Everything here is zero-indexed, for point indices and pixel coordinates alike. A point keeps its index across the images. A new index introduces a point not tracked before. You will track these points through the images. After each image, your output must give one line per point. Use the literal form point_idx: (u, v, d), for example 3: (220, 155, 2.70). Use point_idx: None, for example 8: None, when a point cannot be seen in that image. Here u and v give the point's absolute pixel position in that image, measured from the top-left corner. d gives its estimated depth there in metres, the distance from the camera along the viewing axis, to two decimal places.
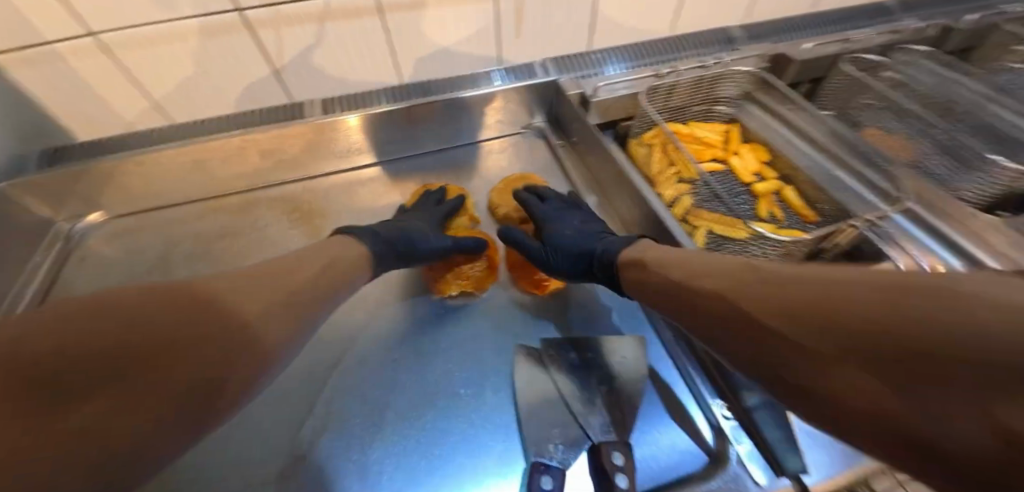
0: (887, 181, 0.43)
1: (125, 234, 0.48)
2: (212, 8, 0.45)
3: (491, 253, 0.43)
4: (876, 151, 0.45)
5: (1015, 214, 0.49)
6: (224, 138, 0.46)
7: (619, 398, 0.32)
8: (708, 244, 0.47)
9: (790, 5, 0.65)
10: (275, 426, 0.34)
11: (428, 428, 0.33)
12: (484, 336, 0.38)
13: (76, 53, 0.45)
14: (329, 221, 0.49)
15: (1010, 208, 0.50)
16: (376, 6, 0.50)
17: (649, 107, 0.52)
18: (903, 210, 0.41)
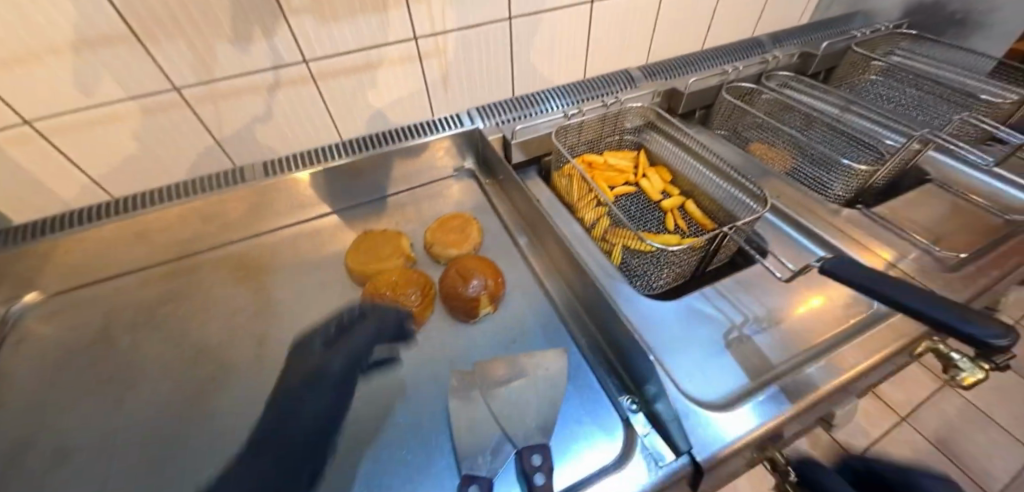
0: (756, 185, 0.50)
1: (63, 312, 0.47)
2: (151, 89, 0.51)
3: (427, 289, 0.45)
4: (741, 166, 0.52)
5: (869, 205, 0.59)
6: (164, 208, 0.49)
7: (539, 403, 0.37)
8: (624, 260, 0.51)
9: (663, 51, 0.81)
10: (219, 481, 0.34)
11: (372, 459, 0.34)
12: (422, 367, 0.40)
13: (19, 142, 0.48)
14: (272, 276, 0.50)
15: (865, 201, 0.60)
16: (308, 76, 0.58)
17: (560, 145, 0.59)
18: (768, 205, 0.48)
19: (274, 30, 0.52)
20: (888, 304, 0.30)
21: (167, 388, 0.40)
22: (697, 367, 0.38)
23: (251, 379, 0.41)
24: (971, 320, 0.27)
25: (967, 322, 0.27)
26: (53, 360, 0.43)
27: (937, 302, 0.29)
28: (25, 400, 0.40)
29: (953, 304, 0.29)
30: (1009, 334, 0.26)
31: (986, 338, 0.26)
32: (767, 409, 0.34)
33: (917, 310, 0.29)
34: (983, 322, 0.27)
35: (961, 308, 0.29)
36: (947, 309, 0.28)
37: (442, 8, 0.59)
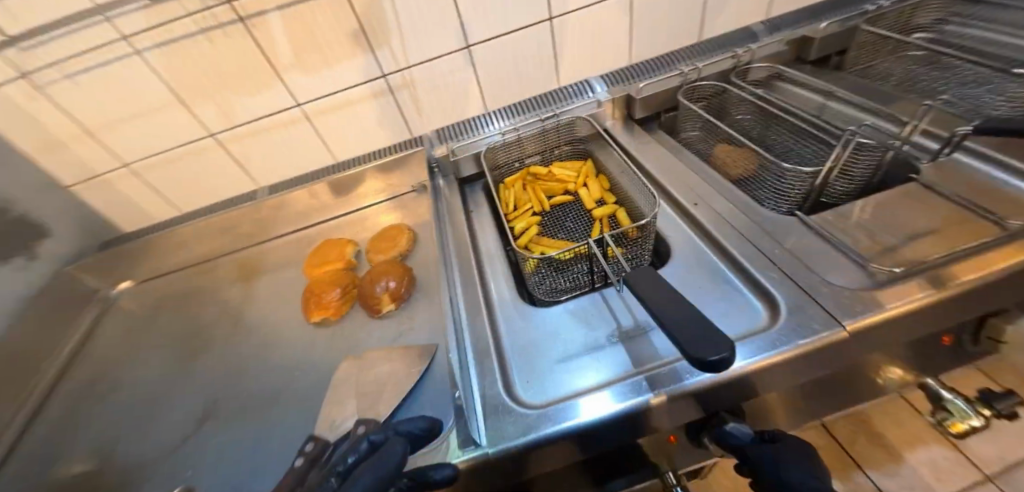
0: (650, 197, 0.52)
1: (139, 295, 0.69)
2: (195, 137, 0.70)
3: (350, 289, 0.55)
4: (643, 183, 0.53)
5: (806, 213, 0.51)
6: (194, 224, 0.70)
7: (391, 388, 0.42)
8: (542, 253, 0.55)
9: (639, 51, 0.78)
10: (183, 419, 0.48)
11: (271, 418, 0.44)
12: (330, 354, 0.49)
13: (123, 179, 0.72)
14: (262, 275, 0.65)
15: (805, 209, 0.52)
16: (303, 115, 0.72)
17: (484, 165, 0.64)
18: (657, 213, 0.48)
19: (271, 84, 0.67)
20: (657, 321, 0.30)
21: (177, 352, 0.57)
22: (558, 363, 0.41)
23: (224, 351, 0.55)
24: (700, 344, 0.26)
25: (693, 342, 0.27)
26: (127, 328, 0.64)
27: (695, 323, 0.28)
28: (106, 351, 0.61)
29: (708, 324, 0.28)
30: (729, 354, 0.26)
31: (706, 357, 0.26)
32: (580, 411, 0.35)
33: (674, 326, 0.29)
34: (712, 341, 0.26)
35: (713, 328, 0.28)
36: (696, 329, 0.28)
37: (401, 46, 0.68)
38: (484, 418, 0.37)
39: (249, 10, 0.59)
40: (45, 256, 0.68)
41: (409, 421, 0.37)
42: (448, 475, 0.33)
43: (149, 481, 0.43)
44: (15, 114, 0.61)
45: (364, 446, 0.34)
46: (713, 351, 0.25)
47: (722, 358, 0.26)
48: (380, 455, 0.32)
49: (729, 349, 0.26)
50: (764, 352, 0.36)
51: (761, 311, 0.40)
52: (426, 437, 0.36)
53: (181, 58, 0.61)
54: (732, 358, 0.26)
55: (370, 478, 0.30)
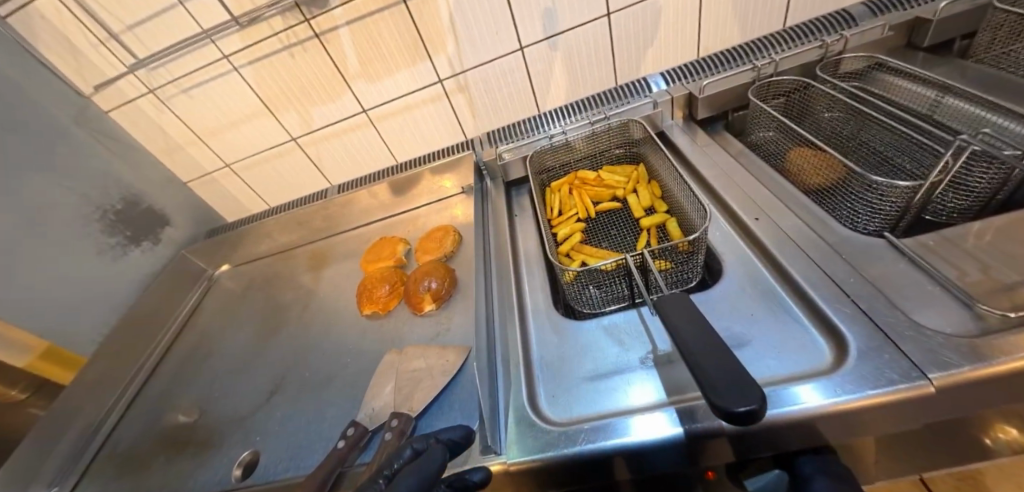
0: (700, 208, 0.48)
1: (234, 277, 0.80)
2: (279, 141, 0.79)
3: (398, 285, 0.59)
4: (695, 192, 0.49)
5: (899, 236, 0.42)
6: (277, 217, 0.79)
7: (425, 385, 0.44)
8: (581, 265, 0.53)
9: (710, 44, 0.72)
10: (258, 390, 0.55)
11: (321, 399, 0.49)
12: (377, 345, 0.53)
13: (227, 177, 0.84)
14: (328, 266, 0.72)
15: (900, 230, 0.43)
16: (369, 119, 0.78)
17: (530, 170, 0.64)
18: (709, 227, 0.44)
19: (340, 92, 0.73)
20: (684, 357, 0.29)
21: (258, 330, 0.66)
22: (587, 383, 0.39)
23: (293, 334, 0.62)
24: (724, 392, 0.25)
25: (718, 389, 0.25)
26: (223, 304, 0.75)
27: (723, 364, 0.26)
28: (208, 322, 0.72)
29: (738, 369, 0.26)
30: (759, 407, 0.24)
31: (731, 407, 0.24)
32: (606, 436, 0.34)
33: (698, 365, 0.27)
34: (739, 389, 0.24)
35: (744, 375, 0.26)
36: (724, 373, 0.26)
37: (457, 51, 0.70)
38: (508, 426, 0.38)
39: (323, 26, 0.65)
40: (169, 239, 0.82)
41: (446, 431, 0.37)
42: (482, 477, 0.33)
43: (229, 439, 0.50)
44: (147, 122, 0.75)
45: (407, 453, 0.34)
46: (738, 402, 0.24)
47: (751, 410, 0.24)
48: (420, 462, 0.31)
49: (759, 401, 0.24)
50: (831, 399, 0.31)
51: (825, 349, 0.35)
52: (461, 448, 0.36)
53: (268, 71, 0.69)
54: (763, 411, 0.24)
55: (411, 483, 0.30)
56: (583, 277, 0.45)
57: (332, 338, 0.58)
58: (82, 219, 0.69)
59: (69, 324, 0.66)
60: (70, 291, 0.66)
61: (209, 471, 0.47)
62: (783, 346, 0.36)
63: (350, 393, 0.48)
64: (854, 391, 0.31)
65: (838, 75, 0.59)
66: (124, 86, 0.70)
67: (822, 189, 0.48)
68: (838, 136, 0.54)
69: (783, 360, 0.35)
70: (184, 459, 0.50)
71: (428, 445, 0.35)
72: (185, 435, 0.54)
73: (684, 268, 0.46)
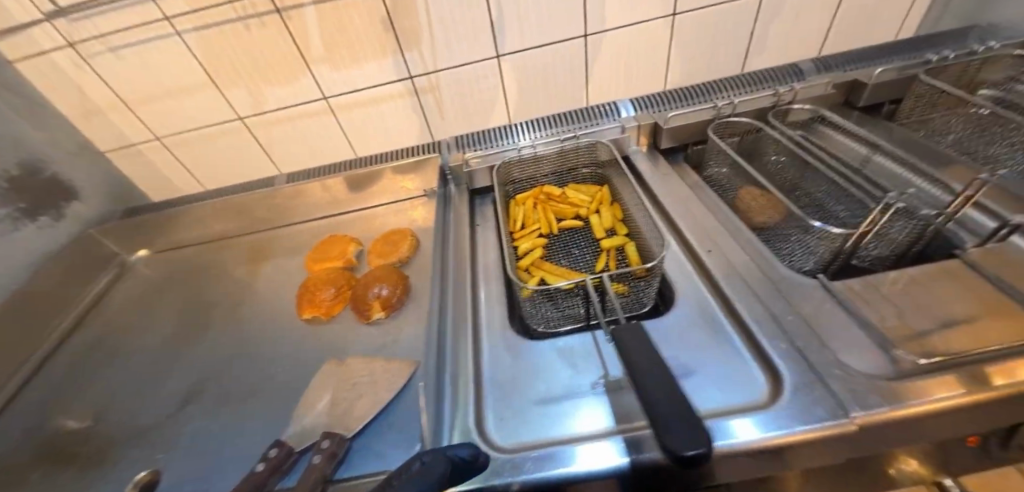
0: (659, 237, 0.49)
1: (154, 264, 0.71)
2: (225, 119, 0.72)
3: (344, 289, 0.54)
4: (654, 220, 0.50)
5: (830, 278, 0.46)
6: (211, 202, 0.71)
7: (366, 401, 0.40)
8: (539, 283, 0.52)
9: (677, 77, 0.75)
10: (170, 396, 0.49)
11: (246, 411, 0.44)
12: (316, 353, 0.49)
13: (156, 151, 0.75)
14: (268, 261, 0.66)
15: (830, 272, 0.47)
16: (329, 107, 0.73)
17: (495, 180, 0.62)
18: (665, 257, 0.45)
19: (300, 75, 0.68)
20: (640, 390, 0.28)
21: (178, 328, 0.59)
22: (539, 407, 0.38)
23: (218, 335, 0.55)
24: (673, 432, 0.25)
25: (669, 429, 0.25)
26: (138, 295, 0.66)
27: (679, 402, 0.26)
28: (116, 314, 0.63)
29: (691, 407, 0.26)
30: (707, 450, 0.24)
31: (680, 450, 0.24)
32: (561, 462, 0.33)
33: (654, 400, 0.27)
34: (687, 431, 0.25)
35: (694, 415, 0.26)
36: (676, 410, 0.26)
37: (432, 50, 0.68)
38: None
39: (287, 3, 0.60)
40: (73, 216, 0.71)
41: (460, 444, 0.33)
42: None
43: (126, 456, 0.43)
44: (62, 81, 0.65)
45: (415, 468, 0.30)
46: (688, 446, 0.24)
47: (699, 453, 0.24)
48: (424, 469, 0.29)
49: (707, 444, 0.24)
50: (765, 432, 0.32)
51: (763, 382, 0.36)
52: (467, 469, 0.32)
53: (220, 42, 0.63)
54: (710, 453, 0.24)
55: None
56: (541, 296, 0.44)
57: (265, 342, 0.52)
58: None
59: None
60: None
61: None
62: (726, 377, 0.38)
63: (280, 406, 0.44)
64: (783, 427, 0.32)
65: (786, 123, 0.63)
66: (37, 37, 0.60)
67: (768, 227, 0.51)
68: (783, 180, 0.58)
69: (726, 391, 0.36)
70: (65, 477, 0.43)
71: (434, 459, 0.30)
72: (76, 445, 0.46)
73: (638, 296, 0.47)
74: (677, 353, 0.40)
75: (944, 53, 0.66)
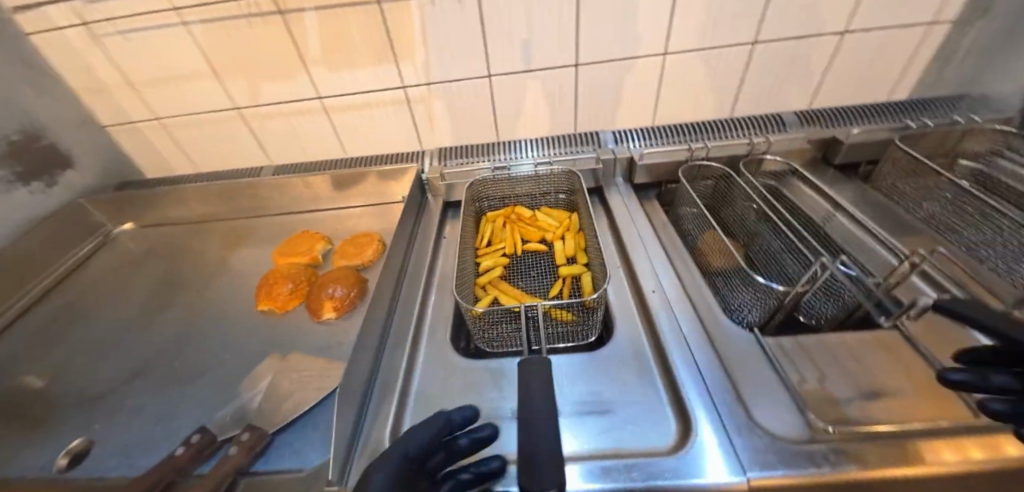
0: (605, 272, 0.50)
1: (137, 238, 0.74)
2: (222, 108, 0.75)
3: (303, 286, 0.56)
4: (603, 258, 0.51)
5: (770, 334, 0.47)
6: (198, 185, 0.74)
7: (296, 399, 0.42)
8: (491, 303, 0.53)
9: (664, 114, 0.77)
10: (120, 369, 0.51)
11: (186, 393, 0.46)
12: (264, 344, 0.51)
13: (154, 130, 0.78)
14: (243, 248, 0.69)
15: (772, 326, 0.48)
16: (323, 107, 0.75)
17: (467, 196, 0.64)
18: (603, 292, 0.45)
19: (297, 73, 0.71)
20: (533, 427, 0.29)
21: (143, 303, 0.61)
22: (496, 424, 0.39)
23: (179, 314, 0.58)
24: (536, 473, 0.26)
25: (531, 470, 0.26)
26: (115, 266, 0.69)
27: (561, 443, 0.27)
28: (91, 283, 0.66)
29: None
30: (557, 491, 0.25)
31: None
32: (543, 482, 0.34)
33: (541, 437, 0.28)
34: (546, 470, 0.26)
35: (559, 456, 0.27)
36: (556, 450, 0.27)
37: (425, 64, 0.70)
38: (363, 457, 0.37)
39: (289, 6, 0.63)
40: (67, 183, 0.74)
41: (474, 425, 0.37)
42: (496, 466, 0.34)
43: (66, 421, 0.45)
44: (71, 56, 0.68)
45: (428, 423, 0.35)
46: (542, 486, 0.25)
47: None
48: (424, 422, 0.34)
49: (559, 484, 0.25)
50: (660, 480, 0.33)
51: (673, 429, 0.37)
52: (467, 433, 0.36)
53: (223, 36, 0.66)
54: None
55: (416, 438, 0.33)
56: (488, 315, 0.46)
57: (220, 327, 0.54)
58: None
59: None
60: None
61: (31, 453, 0.42)
62: (641, 419, 0.38)
63: (218, 392, 0.46)
64: (678, 477, 0.33)
65: (759, 172, 0.64)
66: (52, 13, 0.63)
67: (719, 274, 0.52)
68: (747, 229, 0.59)
69: (637, 434, 0.37)
70: (6, 434, 0.45)
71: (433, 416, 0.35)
72: (23, 405, 0.48)
73: (582, 327, 0.48)
74: (599, 389, 0.41)
75: (927, 120, 0.67)
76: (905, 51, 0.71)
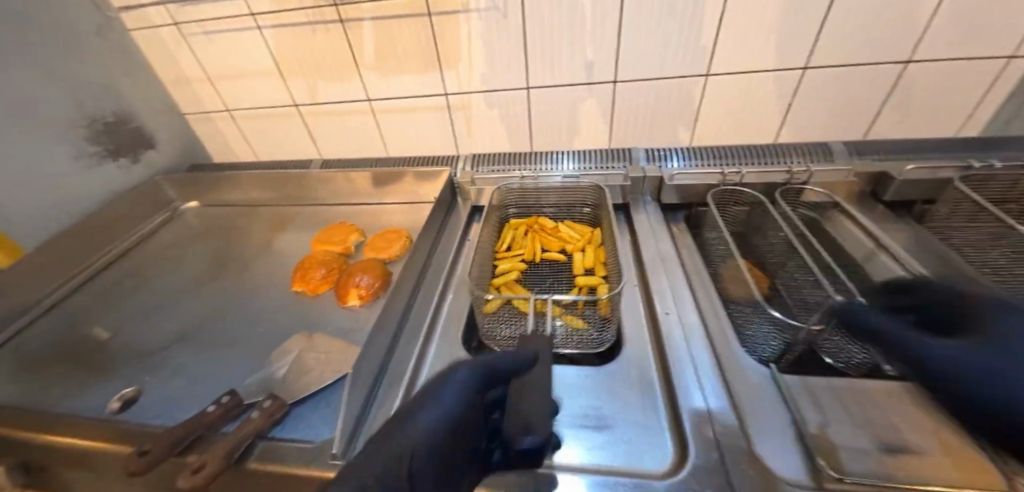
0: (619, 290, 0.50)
1: (200, 217, 0.83)
2: (283, 104, 0.82)
3: (334, 272, 0.60)
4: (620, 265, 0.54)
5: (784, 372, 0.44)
6: (255, 173, 0.81)
7: (315, 377, 0.45)
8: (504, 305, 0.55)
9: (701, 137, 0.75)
10: (170, 331, 0.57)
11: (222, 360, 0.51)
12: (294, 323, 0.55)
13: (224, 121, 0.87)
14: (286, 233, 0.74)
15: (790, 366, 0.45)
16: (371, 109, 0.81)
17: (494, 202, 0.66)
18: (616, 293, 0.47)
19: (351, 77, 0.76)
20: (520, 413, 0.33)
21: (195, 275, 0.67)
22: None
23: (225, 288, 0.63)
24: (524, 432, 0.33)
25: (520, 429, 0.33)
26: (178, 239, 0.77)
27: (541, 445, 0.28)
28: (158, 252, 0.74)
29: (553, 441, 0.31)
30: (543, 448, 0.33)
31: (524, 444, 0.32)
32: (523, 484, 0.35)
33: None
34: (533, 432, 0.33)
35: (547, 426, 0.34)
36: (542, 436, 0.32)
37: (468, 74, 0.74)
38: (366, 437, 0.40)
39: (350, 15, 0.69)
40: (148, 162, 0.84)
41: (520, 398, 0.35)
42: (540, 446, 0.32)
43: (122, 372, 0.51)
44: (163, 51, 0.77)
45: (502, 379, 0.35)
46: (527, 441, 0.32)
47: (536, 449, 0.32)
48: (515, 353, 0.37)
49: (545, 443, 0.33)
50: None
51: (668, 452, 0.37)
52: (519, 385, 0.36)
53: (290, 40, 0.73)
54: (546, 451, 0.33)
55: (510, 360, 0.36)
56: (501, 311, 0.50)
57: (258, 304, 0.59)
58: (71, 122, 0.71)
59: (22, 216, 0.66)
60: (38, 185, 0.67)
61: (93, 395, 0.48)
62: (639, 437, 0.38)
63: (250, 362, 0.50)
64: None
65: (797, 202, 0.62)
66: (152, 14, 0.73)
67: (737, 302, 0.50)
68: (778, 260, 0.57)
69: (632, 451, 0.37)
70: (75, 377, 0.51)
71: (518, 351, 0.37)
72: (90, 353, 0.55)
73: (592, 336, 0.47)
74: (599, 403, 0.41)
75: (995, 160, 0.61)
76: (977, 86, 0.65)
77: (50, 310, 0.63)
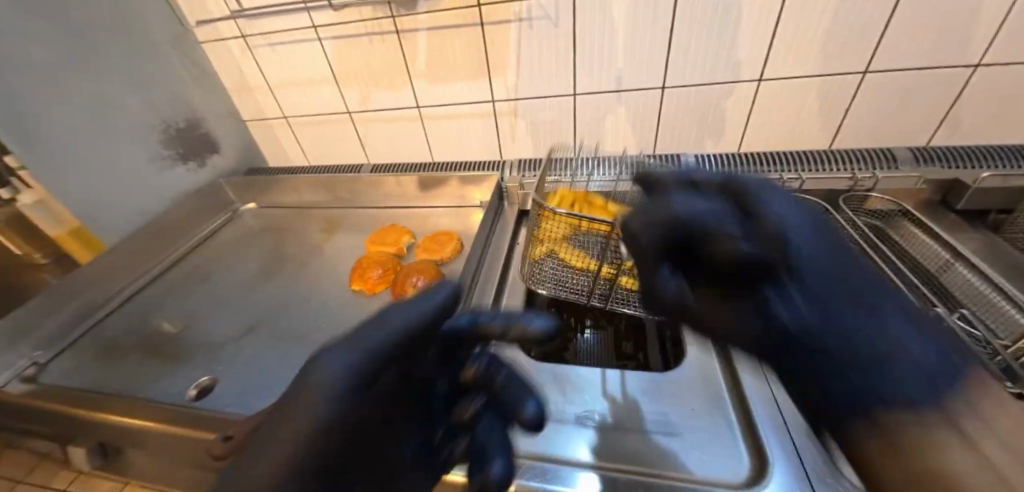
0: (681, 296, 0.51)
1: (257, 218, 0.87)
2: (335, 110, 0.85)
3: (389, 272, 0.62)
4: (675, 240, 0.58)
5: None
6: (309, 176, 0.85)
7: None
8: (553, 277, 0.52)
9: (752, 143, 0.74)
10: (237, 325, 0.60)
11: (289, 353, 0.53)
12: (353, 320, 0.57)
13: (281, 127, 0.91)
14: (338, 234, 0.77)
15: None
16: (419, 115, 0.83)
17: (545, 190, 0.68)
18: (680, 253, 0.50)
19: (402, 84, 0.79)
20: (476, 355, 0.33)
21: (256, 272, 0.71)
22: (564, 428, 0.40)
23: (285, 285, 0.66)
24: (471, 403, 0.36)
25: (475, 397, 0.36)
26: (238, 238, 0.81)
27: None
28: (220, 250, 0.78)
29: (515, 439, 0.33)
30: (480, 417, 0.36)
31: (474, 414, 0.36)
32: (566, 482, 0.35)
33: None
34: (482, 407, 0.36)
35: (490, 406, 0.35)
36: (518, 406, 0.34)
37: (516, 80, 0.75)
38: None
39: (406, 25, 0.71)
40: (212, 165, 0.89)
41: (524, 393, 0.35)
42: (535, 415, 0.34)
43: (196, 361, 0.54)
44: (230, 62, 0.82)
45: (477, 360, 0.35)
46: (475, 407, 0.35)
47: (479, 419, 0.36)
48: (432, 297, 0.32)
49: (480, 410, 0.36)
50: None
51: (741, 462, 0.36)
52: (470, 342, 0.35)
53: (348, 50, 0.76)
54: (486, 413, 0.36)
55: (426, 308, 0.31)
56: (546, 259, 0.53)
57: (317, 301, 0.61)
58: (148, 128, 0.76)
59: (105, 215, 0.71)
60: (119, 186, 0.72)
61: (171, 382, 0.51)
62: (708, 446, 0.38)
63: (315, 356, 0.52)
64: None
65: (860, 210, 0.60)
66: (222, 27, 0.78)
67: None
68: None
69: (700, 459, 0.37)
70: (154, 364, 0.55)
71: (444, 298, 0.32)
72: (164, 343, 0.59)
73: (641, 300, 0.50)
74: (663, 409, 0.41)
75: None
76: None
77: (126, 302, 0.68)
